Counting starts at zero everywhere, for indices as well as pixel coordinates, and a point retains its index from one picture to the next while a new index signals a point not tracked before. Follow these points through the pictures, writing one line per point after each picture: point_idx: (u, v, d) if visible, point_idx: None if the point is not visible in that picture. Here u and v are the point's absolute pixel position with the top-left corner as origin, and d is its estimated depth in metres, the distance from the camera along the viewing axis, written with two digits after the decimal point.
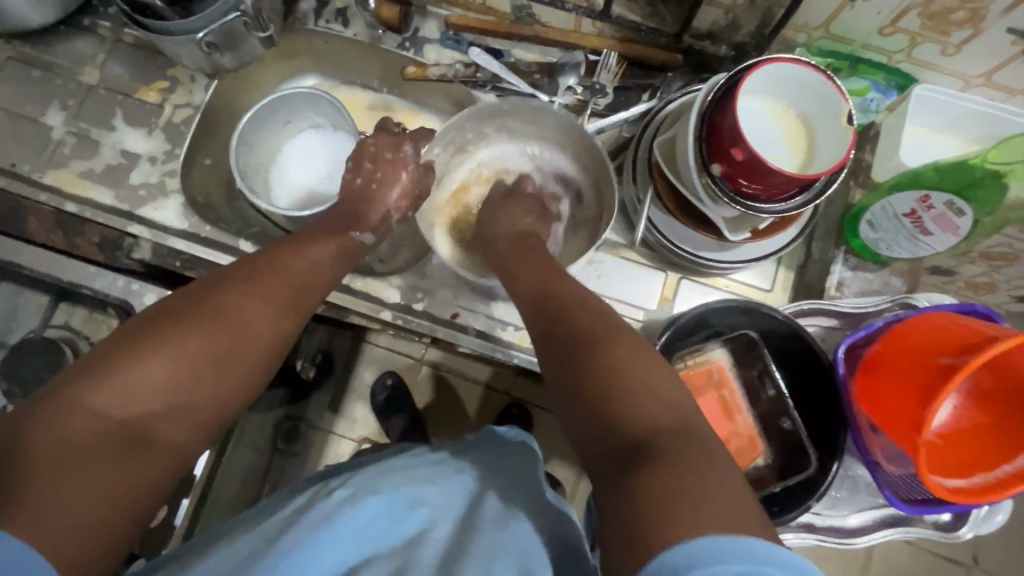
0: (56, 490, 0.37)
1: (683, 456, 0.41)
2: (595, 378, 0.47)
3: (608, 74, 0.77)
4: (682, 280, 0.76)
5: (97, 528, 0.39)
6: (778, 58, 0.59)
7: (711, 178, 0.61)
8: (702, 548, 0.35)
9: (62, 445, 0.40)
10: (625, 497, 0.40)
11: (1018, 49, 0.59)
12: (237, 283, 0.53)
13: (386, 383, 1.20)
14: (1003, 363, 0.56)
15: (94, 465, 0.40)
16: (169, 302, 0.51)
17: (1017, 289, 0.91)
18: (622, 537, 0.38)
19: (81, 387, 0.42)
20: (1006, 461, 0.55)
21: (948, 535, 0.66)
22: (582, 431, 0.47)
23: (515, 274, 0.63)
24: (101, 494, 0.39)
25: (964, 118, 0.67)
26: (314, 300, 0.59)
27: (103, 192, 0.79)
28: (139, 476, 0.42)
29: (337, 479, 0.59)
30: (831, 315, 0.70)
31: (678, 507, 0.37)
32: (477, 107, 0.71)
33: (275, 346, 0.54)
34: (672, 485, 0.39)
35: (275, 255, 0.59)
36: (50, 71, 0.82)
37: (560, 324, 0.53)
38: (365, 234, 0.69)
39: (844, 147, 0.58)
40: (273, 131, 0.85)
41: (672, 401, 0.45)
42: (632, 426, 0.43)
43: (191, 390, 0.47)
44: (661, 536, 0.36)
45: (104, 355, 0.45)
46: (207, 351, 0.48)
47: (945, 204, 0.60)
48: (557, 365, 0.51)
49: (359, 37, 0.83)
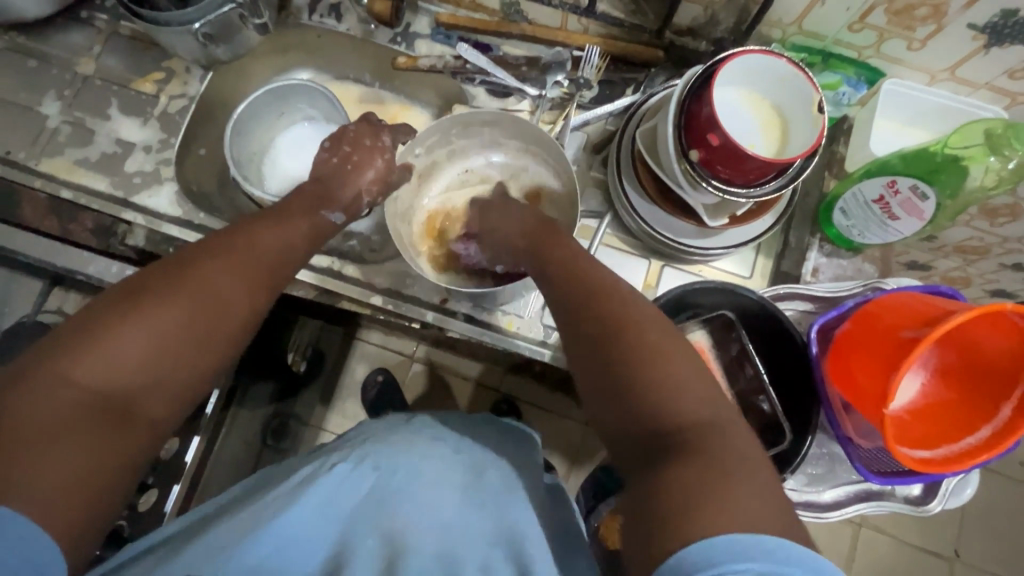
0: (31, 467, 0.40)
1: (716, 454, 0.42)
2: (632, 372, 0.47)
3: (592, 68, 0.79)
4: (664, 268, 0.78)
5: (74, 500, 0.42)
6: (752, 50, 0.62)
7: (689, 164, 0.63)
8: (725, 544, 0.36)
9: (42, 419, 0.42)
10: (655, 489, 0.42)
11: (978, 43, 0.62)
12: (211, 257, 0.53)
13: (376, 379, 1.21)
14: (967, 339, 0.59)
15: (67, 443, 0.42)
16: (139, 276, 0.51)
17: (991, 284, 0.94)
18: (646, 530, 0.40)
19: (51, 365, 0.44)
20: (970, 433, 0.58)
21: (919, 509, 0.68)
22: (613, 421, 0.47)
23: (540, 267, 0.60)
24: (74, 470, 0.42)
25: (931, 111, 0.71)
26: (283, 276, 0.59)
27: (97, 179, 0.80)
28: (114, 451, 0.44)
29: (337, 452, 0.58)
30: (807, 299, 0.73)
31: (701, 500, 0.39)
32: (458, 114, 0.74)
33: (250, 317, 0.54)
34: (698, 479, 0.40)
35: (249, 229, 0.58)
36: (47, 61, 0.83)
37: (590, 315, 0.52)
38: (336, 214, 0.69)
39: (815, 133, 0.61)
40: (266, 123, 0.87)
41: (701, 395, 0.46)
42: (659, 420, 0.45)
43: (166, 366, 0.48)
44: (677, 533, 0.38)
45: (74, 333, 0.46)
46: (177, 328, 0.48)
47: (910, 188, 0.64)
48: (588, 362, 0.50)
49: (352, 32, 0.85)
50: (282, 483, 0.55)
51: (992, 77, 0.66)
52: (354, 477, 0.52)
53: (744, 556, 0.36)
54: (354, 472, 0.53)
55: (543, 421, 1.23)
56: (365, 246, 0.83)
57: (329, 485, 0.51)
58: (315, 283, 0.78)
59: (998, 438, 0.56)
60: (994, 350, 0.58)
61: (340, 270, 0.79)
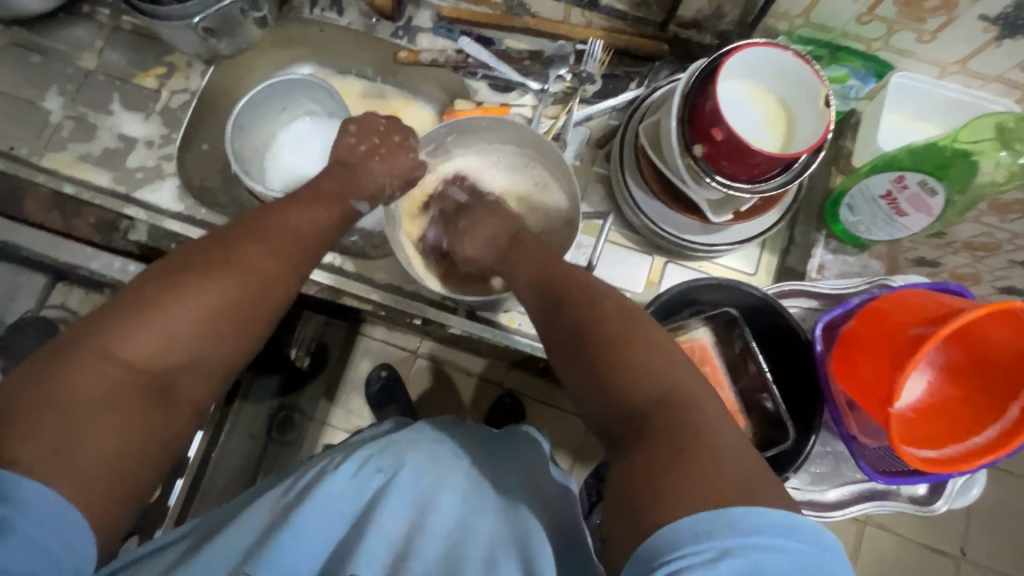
0: (72, 442, 0.40)
1: (682, 427, 0.41)
2: (601, 356, 0.47)
3: (594, 61, 0.77)
4: (667, 265, 0.77)
5: (111, 477, 0.41)
6: (757, 43, 0.61)
7: (693, 159, 0.62)
8: (687, 527, 0.35)
9: (90, 395, 0.42)
10: (629, 469, 0.41)
11: (989, 36, 0.61)
12: (249, 237, 0.53)
13: (380, 374, 1.22)
14: (974, 337, 0.58)
15: (107, 418, 0.42)
16: (180, 254, 0.51)
17: (1000, 281, 0.92)
18: (624, 513, 0.39)
19: (94, 339, 0.43)
20: (977, 433, 0.57)
21: (924, 508, 0.68)
22: (591, 408, 0.47)
23: (518, 265, 0.62)
24: (113, 445, 0.42)
25: (940, 105, 0.69)
26: (316, 258, 0.59)
27: (100, 174, 0.80)
28: (152, 428, 0.44)
29: (342, 454, 0.59)
30: (812, 296, 0.72)
31: (667, 478, 0.38)
32: (456, 120, 0.73)
33: (286, 300, 0.54)
34: (664, 455, 0.40)
35: (282, 211, 0.58)
36: (49, 56, 0.83)
37: (560, 305, 0.53)
38: (363, 204, 0.67)
39: (822, 127, 0.60)
40: (268, 117, 0.86)
41: (661, 372, 0.45)
42: (627, 398, 0.44)
43: (207, 345, 0.48)
44: (649, 518, 0.37)
45: (116, 308, 0.46)
46: (218, 306, 0.48)
47: (918, 183, 0.63)
48: (562, 346, 0.51)
49: (354, 26, 0.85)
50: (290, 483, 0.55)
51: (1004, 70, 0.64)
52: (359, 477, 0.53)
53: (711, 532, 0.34)
54: (359, 473, 0.53)
55: (546, 417, 1.23)
56: (368, 243, 0.81)
57: (335, 483, 0.52)
58: (317, 279, 0.78)
59: (1005, 438, 0.55)
60: (1001, 348, 0.57)
61: (340, 266, 0.79)
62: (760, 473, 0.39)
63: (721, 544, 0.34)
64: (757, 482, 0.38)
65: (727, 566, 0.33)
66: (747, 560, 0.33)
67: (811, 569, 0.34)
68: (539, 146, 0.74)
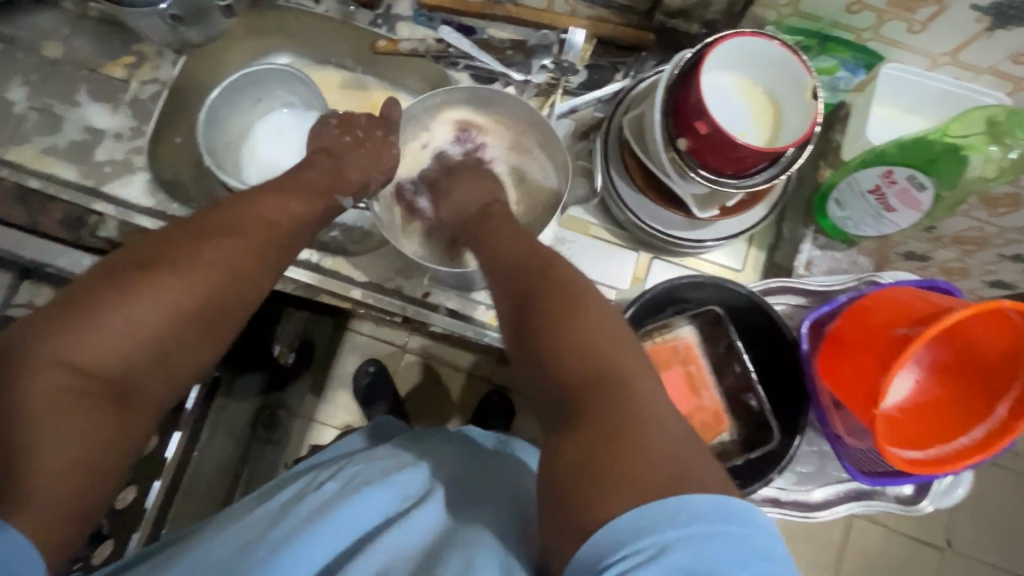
0: (19, 461, 0.38)
1: (632, 413, 0.39)
2: (543, 325, 0.45)
3: (575, 52, 0.75)
4: (653, 261, 0.76)
5: (60, 493, 0.38)
6: (742, 33, 0.59)
7: (677, 153, 0.61)
8: (626, 524, 0.33)
9: (41, 404, 0.39)
10: (556, 450, 0.40)
11: (981, 26, 0.59)
12: (217, 231, 0.51)
13: (368, 370, 1.19)
14: (961, 336, 0.57)
15: (56, 429, 0.39)
16: (140, 248, 0.48)
17: (990, 275, 0.92)
18: (564, 503, 0.37)
19: (43, 346, 0.41)
20: (962, 433, 0.57)
21: (909, 508, 0.67)
22: (535, 388, 0.45)
23: (486, 229, 0.62)
24: (63, 459, 0.39)
25: (929, 97, 0.68)
26: (289, 253, 0.57)
27: (67, 168, 0.77)
28: (111, 441, 0.42)
29: (325, 470, 0.58)
30: (799, 293, 0.71)
31: (602, 467, 0.37)
32: (454, 88, 0.72)
33: (255, 298, 0.53)
34: (603, 441, 0.38)
35: (252, 200, 0.56)
36: (13, 45, 0.80)
37: (515, 284, 0.51)
38: (348, 199, 0.66)
39: (809, 120, 0.58)
40: (243, 109, 0.83)
41: (597, 348, 0.43)
42: (570, 377, 0.42)
43: (172, 347, 0.46)
44: (591, 510, 0.35)
45: (67, 307, 0.43)
46: (182, 305, 0.46)
47: (907, 178, 0.62)
48: (511, 306, 0.49)
49: (330, 14, 0.83)
50: (270, 498, 0.55)
51: (995, 61, 0.63)
52: (340, 492, 0.52)
53: (674, 520, 0.33)
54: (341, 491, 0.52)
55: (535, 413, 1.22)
56: (348, 238, 0.78)
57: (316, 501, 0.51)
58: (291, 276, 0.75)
59: (992, 439, 0.54)
60: (989, 346, 0.56)
61: (318, 263, 0.76)
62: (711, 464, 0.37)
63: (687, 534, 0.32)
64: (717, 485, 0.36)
65: (670, 562, 0.31)
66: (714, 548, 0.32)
67: (767, 555, 0.33)
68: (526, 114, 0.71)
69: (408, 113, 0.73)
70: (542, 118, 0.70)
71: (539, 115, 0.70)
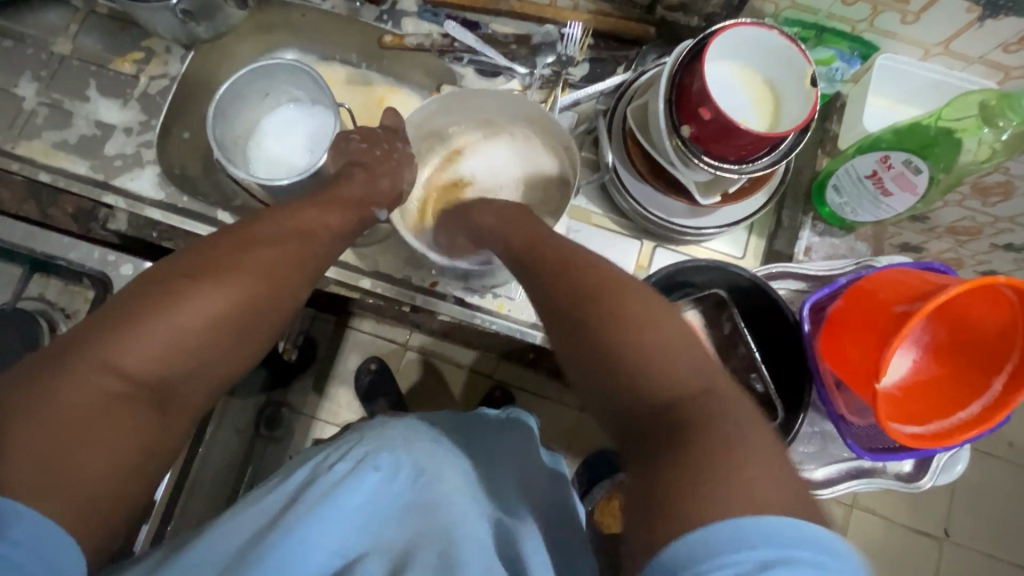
0: (66, 461, 0.39)
1: (718, 418, 0.38)
2: (600, 323, 0.44)
3: (574, 45, 0.78)
4: (656, 249, 0.77)
5: (103, 495, 0.40)
6: (741, 23, 0.60)
7: (681, 140, 0.62)
8: (723, 531, 0.32)
9: (88, 408, 0.41)
10: (656, 470, 0.37)
11: (972, 16, 0.61)
12: (259, 241, 0.53)
13: (370, 367, 1.19)
14: (957, 313, 0.60)
15: (101, 436, 0.41)
16: (185, 256, 0.50)
17: (982, 265, 0.94)
18: (657, 515, 0.35)
19: (90, 349, 0.42)
20: (960, 408, 0.58)
21: (910, 485, 0.69)
22: (598, 399, 0.43)
23: (507, 223, 0.61)
24: (107, 464, 0.41)
25: (921, 87, 0.70)
26: (325, 266, 0.60)
27: (77, 162, 0.78)
28: (147, 442, 0.44)
29: (338, 449, 0.59)
30: (799, 278, 0.72)
31: (706, 477, 0.35)
32: (444, 96, 0.73)
33: (290, 307, 0.55)
34: (703, 453, 0.36)
35: (293, 210, 0.59)
36: (23, 42, 0.81)
37: (553, 288, 0.48)
38: (382, 211, 0.69)
39: (808, 106, 0.61)
40: (252, 104, 0.84)
41: (682, 350, 0.42)
42: (648, 391, 0.41)
43: (211, 353, 0.48)
44: (687, 519, 0.34)
45: (116, 315, 0.44)
46: (221, 316, 0.48)
47: (903, 163, 0.64)
48: (559, 303, 0.47)
49: (337, 10, 0.83)
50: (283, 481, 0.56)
51: (986, 51, 0.65)
52: (354, 476, 0.52)
53: (748, 544, 0.32)
54: (352, 472, 0.53)
55: (537, 408, 1.23)
56: None
57: (330, 484, 0.52)
58: (334, 277, 0.77)
59: (987, 413, 0.56)
60: (984, 323, 0.58)
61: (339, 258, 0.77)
62: (784, 460, 0.37)
63: (761, 557, 0.31)
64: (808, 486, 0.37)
65: None
66: (786, 575, 0.31)
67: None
68: (526, 110, 0.73)
69: (411, 123, 0.76)
70: (531, 102, 0.72)
71: (527, 100, 0.72)
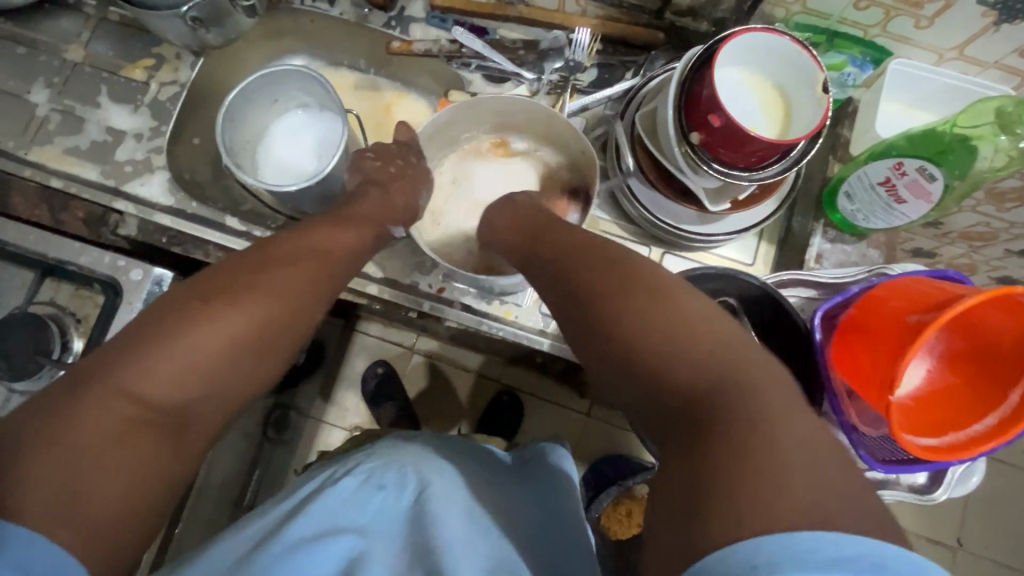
0: (83, 485, 0.39)
1: (750, 408, 0.38)
2: (614, 324, 0.46)
3: (582, 51, 0.77)
4: (665, 255, 0.77)
5: (114, 521, 0.40)
6: (753, 28, 0.60)
7: (690, 147, 0.62)
8: (746, 553, 0.32)
9: (108, 432, 0.41)
10: (685, 469, 0.38)
11: (987, 21, 0.60)
12: (274, 261, 0.54)
13: (376, 371, 1.20)
14: (972, 323, 0.58)
15: (120, 459, 0.41)
16: (203, 280, 0.51)
17: (996, 271, 0.93)
18: (686, 526, 0.35)
19: (109, 375, 0.42)
20: (976, 420, 0.57)
21: (923, 497, 0.68)
22: (629, 391, 0.45)
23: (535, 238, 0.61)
24: (116, 487, 0.40)
25: (936, 92, 0.70)
26: (340, 281, 0.60)
27: (88, 168, 0.79)
28: (166, 465, 0.44)
29: (344, 464, 0.59)
30: (810, 286, 0.71)
31: (734, 479, 0.35)
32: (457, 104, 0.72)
33: (306, 325, 0.55)
34: (729, 455, 0.36)
35: (306, 230, 0.59)
36: (36, 48, 0.82)
37: (579, 285, 0.51)
38: (399, 228, 0.70)
39: (819, 113, 0.60)
40: (262, 110, 0.85)
41: (700, 338, 0.43)
42: (671, 380, 0.42)
43: (229, 372, 0.48)
44: (710, 530, 0.34)
45: (132, 339, 0.45)
46: (238, 336, 0.48)
47: (917, 170, 0.62)
48: (573, 310, 0.51)
49: (345, 16, 0.83)
50: (290, 495, 0.56)
51: (1002, 55, 0.64)
52: (360, 491, 0.53)
53: (779, 564, 0.31)
54: (358, 487, 0.54)
55: (543, 414, 1.22)
56: None
57: (336, 498, 0.52)
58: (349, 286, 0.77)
59: (1004, 425, 0.55)
60: (1001, 332, 0.57)
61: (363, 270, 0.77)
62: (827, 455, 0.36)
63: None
64: (851, 489, 0.34)
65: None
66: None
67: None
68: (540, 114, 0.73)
69: (424, 135, 0.75)
70: (541, 106, 0.71)
71: (540, 104, 0.72)
